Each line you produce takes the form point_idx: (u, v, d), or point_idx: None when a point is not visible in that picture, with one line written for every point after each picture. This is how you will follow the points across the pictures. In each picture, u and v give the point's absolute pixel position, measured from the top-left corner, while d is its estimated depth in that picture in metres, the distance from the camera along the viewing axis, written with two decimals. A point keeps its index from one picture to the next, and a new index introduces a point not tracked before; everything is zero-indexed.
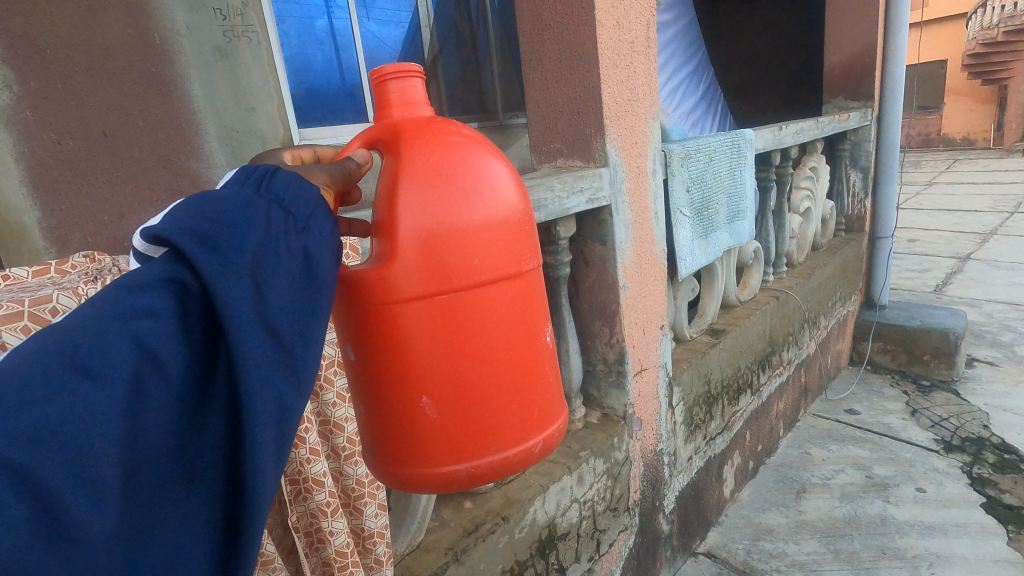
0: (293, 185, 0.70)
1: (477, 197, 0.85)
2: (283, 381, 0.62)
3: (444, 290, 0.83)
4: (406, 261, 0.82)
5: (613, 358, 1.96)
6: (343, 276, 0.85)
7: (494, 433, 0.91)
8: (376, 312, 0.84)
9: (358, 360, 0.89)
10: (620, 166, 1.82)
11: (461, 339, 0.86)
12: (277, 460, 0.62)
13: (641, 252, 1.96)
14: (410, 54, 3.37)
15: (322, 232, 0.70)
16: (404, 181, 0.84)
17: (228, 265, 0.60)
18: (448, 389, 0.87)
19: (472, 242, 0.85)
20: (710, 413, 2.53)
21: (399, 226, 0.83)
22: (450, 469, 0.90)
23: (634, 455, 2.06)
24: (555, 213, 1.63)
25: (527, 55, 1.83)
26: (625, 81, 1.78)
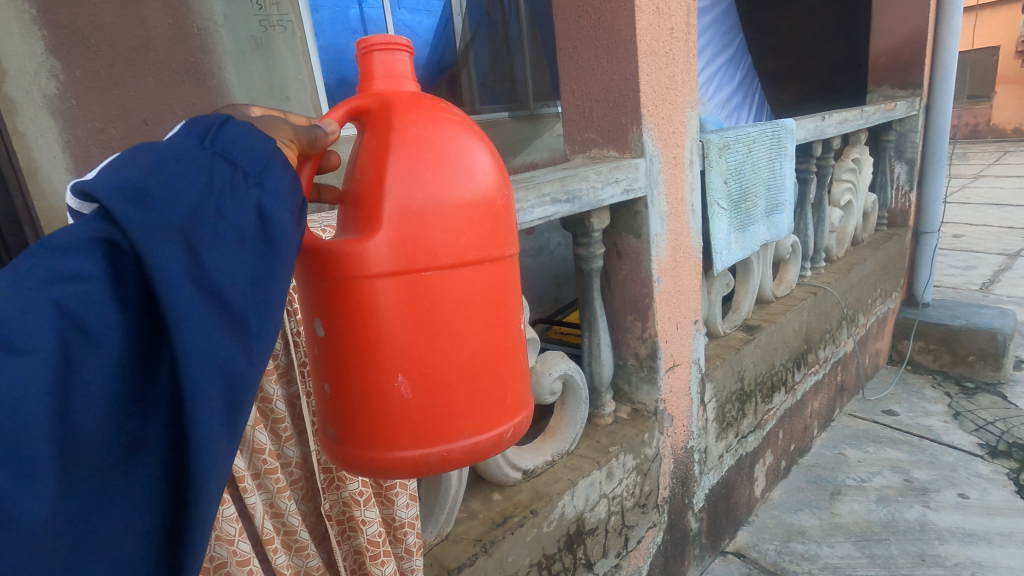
0: (244, 140, 0.64)
1: (468, 178, 0.83)
2: (229, 349, 0.56)
3: (429, 268, 0.80)
4: (390, 237, 0.78)
5: (645, 353, 1.93)
6: (317, 248, 0.81)
7: (468, 421, 0.87)
8: (353, 287, 0.80)
9: (328, 337, 0.84)
10: (657, 156, 1.77)
11: (443, 318, 0.82)
12: (228, 433, 0.57)
13: (676, 245, 1.92)
14: (442, 43, 3.36)
15: (279, 188, 0.63)
16: (394, 156, 0.80)
17: (161, 224, 0.54)
18: (426, 368, 0.83)
19: (461, 222, 0.82)
20: (743, 410, 2.48)
21: (386, 201, 0.79)
22: (420, 455, 0.85)
23: (664, 451, 2.03)
24: (589, 204, 1.59)
25: (562, 42, 1.80)
26: (664, 69, 1.73)
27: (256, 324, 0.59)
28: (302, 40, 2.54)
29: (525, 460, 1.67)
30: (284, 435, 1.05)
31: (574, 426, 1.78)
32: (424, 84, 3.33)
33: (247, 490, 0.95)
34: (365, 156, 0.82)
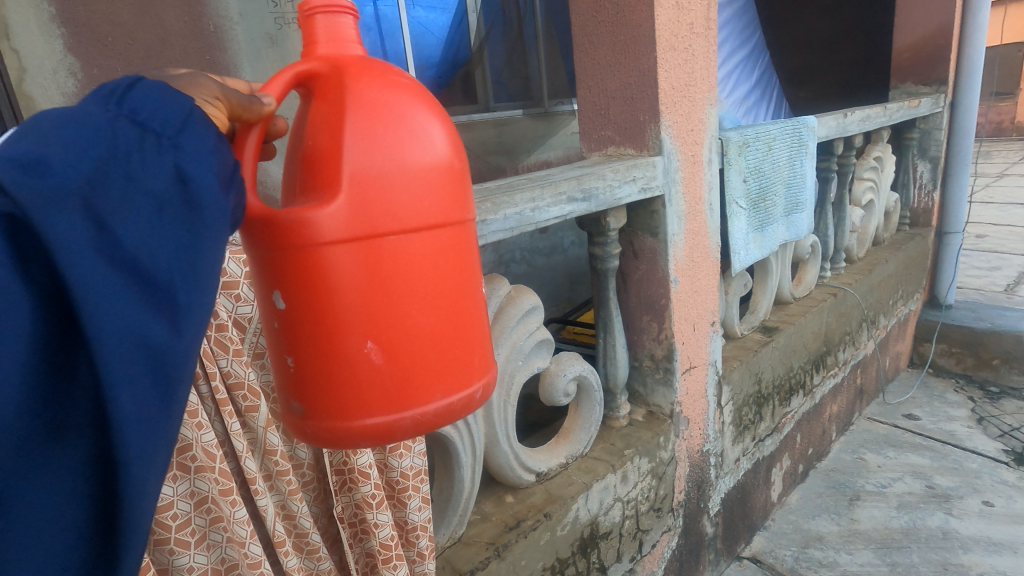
0: (155, 99, 0.57)
1: (430, 133, 0.74)
2: (150, 322, 0.50)
3: (394, 231, 0.71)
4: (349, 198, 0.69)
5: (661, 355, 1.90)
6: (266, 219, 0.70)
7: (441, 386, 0.78)
8: (306, 256, 0.70)
9: (282, 317, 0.74)
10: (675, 154, 1.74)
11: (405, 281, 0.73)
12: (160, 409, 0.52)
13: (694, 245, 1.88)
14: (456, 40, 3.35)
15: (199, 149, 0.57)
16: (351, 115, 0.71)
17: (59, 194, 0.48)
18: (390, 335, 0.74)
19: (428, 182, 0.73)
20: (761, 414, 2.43)
21: (344, 162, 0.70)
22: (391, 421, 0.75)
23: (680, 455, 2.00)
24: (606, 202, 1.56)
25: (579, 38, 1.76)
26: (683, 65, 1.69)
27: (185, 293, 0.53)
28: None
29: (539, 462, 1.65)
30: (296, 436, 1.04)
31: (588, 428, 1.76)
32: (438, 82, 3.32)
33: (259, 493, 0.94)
34: (316, 123, 0.73)
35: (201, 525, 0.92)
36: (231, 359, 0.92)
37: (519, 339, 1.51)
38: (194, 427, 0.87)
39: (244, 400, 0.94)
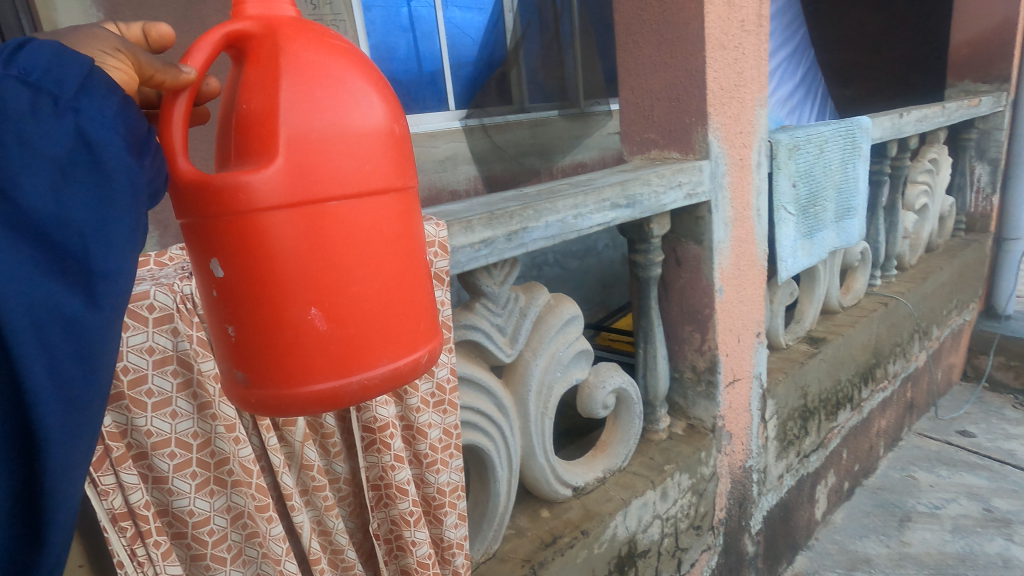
0: (50, 57, 0.49)
1: (370, 89, 0.66)
2: (60, 291, 0.46)
3: (337, 193, 0.62)
4: (288, 158, 0.60)
5: (703, 366, 1.83)
6: (200, 186, 0.61)
7: (394, 351, 0.69)
8: (240, 223, 0.61)
9: (217, 289, 0.65)
10: (723, 158, 1.66)
11: (348, 243, 0.64)
12: (81, 375, 0.49)
13: (740, 252, 1.80)
14: (492, 41, 3.33)
15: (103, 110, 0.50)
16: (289, 72, 0.62)
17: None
18: (333, 302, 0.64)
19: (373, 142, 0.65)
20: (806, 429, 2.33)
21: (280, 120, 0.61)
22: (339, 390, 0.66)
23: (721, 471, 1.91)
24: (651, 208, 1.50)
25: (622, 38, 1.70)
26: (733, 64, 1.62)
27: (100, 255, 0.48)
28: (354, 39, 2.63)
29: (576, 476, 1.60)
30: (333, 451, 1.01)
31: (626, 441, 1.70)
32: (472, 82, 3.31)
33: (295, 508, 0.92)
34: (248, 86, 0.63)
35: (237, 541, 0.90)
36: None
37: (558, 349, 1.46)
38: (231, 441, 0.85)
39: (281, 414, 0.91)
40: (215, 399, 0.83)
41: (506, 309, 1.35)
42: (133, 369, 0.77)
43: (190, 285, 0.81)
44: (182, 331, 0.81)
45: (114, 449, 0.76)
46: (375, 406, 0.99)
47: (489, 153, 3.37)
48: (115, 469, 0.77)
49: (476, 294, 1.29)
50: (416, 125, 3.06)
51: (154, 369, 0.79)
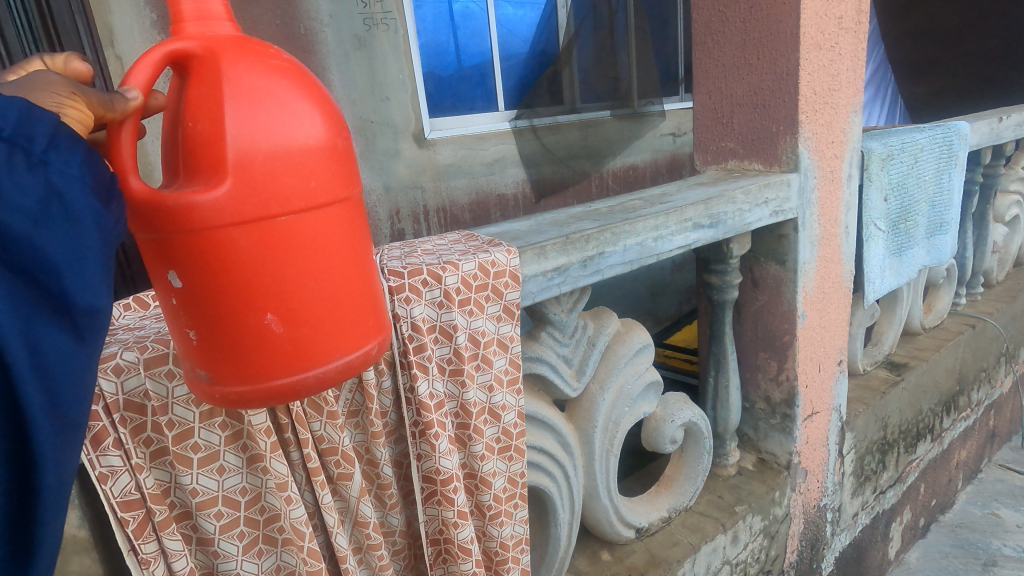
0: (20, 111, 0.44)
1: (313, 98, 0.58)
2: (49, 329, 0.46)
3: (285, 208, 0.55)
4: (236, 176, 0.53)
5: (779, 399, 1.67)
6: (151, 207, 0.53)
7: (350, 347, 0.62)
8: (190, 240, 0.54)
9: (176, 300, 0.58)
10: (812, 171, 1.49)
11: (301, 248, 0.57)
12: (72, 399, 0.49)
13: (826, 274, 1.62)
14: (544, 38, 3.20)
15: (70, 162, 0.47)
16: (232, 92, 0.54)
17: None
18: (285, 310, 0.58)
19: (319, 146, 0.57)
20: (884, 463, 2.13)
21: (224, 138, 0.53)
22: (297, 389, 0.60)
23: (795, 511, 1.75)
24: (735, 228, 1.35)
25: (700, 36, 1.54)
26: (828, 67, 1.44)
27: (85, 292, 0.47)
28: (405, 38, 2.61)
29: (640, 516, 1.46)
30: (390, 502, 0.91)
31: (694, 479, 1.55)
32: (522, 81, 3.20)
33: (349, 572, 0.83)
34: (190, 106, 0.54)
35: None
36: (324, 423, 0.79)
37: (627, 381, 1.33)
38: (283, 500, 0.75)
39: (336, 467, 0.81)
40: (267, 453, 0.73)
41: (573, 338, 1.23)
42: (179, 423, 0.69)
43: None
44: None
45: (156, 512, 0.69)
46: (437, 457, 0.89)
47: (540, 156, 3.23)
48: (157, 534, 0.69)
49: (541, 323, 1.17)
50: (464, 127, 2.95)
51: (201, 422, 0.70)
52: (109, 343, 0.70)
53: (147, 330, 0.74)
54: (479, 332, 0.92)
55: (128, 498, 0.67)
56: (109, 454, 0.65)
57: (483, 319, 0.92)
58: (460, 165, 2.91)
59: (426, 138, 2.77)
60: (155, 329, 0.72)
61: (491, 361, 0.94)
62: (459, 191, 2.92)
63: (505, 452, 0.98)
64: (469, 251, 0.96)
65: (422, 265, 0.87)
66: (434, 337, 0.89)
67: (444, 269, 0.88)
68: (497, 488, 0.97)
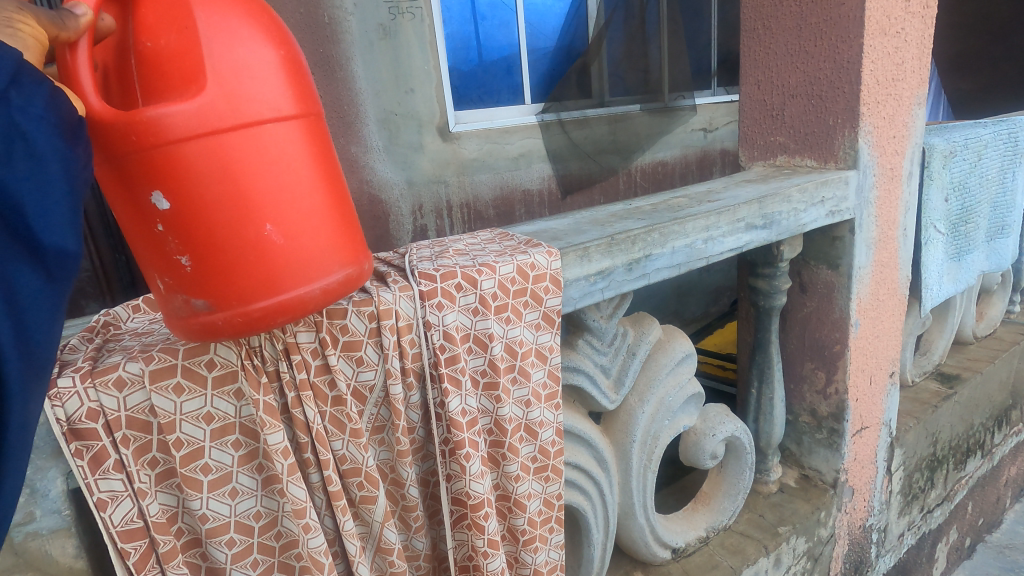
0: None
1: (269, 25, 0.62)
2: (17, 266, 0.45)
3: (266, 114, 0.57)
4: (216, 82, 0.55)
5: (825, 412, 1.56)
6: (127, 124, 0.53)
7: (341, 256, 0.64)
8: (173, 151, 0.54)
9: (160, 225, 0.57)
10: (872, 168, 1.37)
11: (281, 155, 0.59)
12: (43, 344, 0.47)
13: (881, 279, 1.50)
14: (572, 29, 3.10)
15: (33, 102, 0.45)
16: (199, 14, 0.57)
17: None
18: (273, 217, 0.59)
19: (280, 60, 0.60)
20: (932, 481, 2.00)
21: (193, 50, 0.55)
22: (299, 295, 0.60)
23: (840, 531, 1.64)
24: (790, 230, 1.24)
25: (750, 22, 1.43)
26: (892, 54, 1.33)
27: (48, 234, 0.46)
28: (431, 27, 2.52)
29: (676, 536, 1.37)
30: (414, 525, 0.83)
31: (734, 497, 1.44)
32: (549, 74, 3.10)
33: None
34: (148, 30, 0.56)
35: None
36: (347, 441, 0.72)
37: (668, 393, 1.24)
38: (300, 528, 0.67)
39: (359, 489, 0.74)
40: (284, 476, 0.66)
41: (612, 346, 1.14)
42: (187, 442, 0.62)
43: (262, 338, 0.65)
44: (246, 394, 0.64)
45: (160, 543, 0.63)
46: (467, 478, 0.81)
47: (567, 151, 3.12)
48: (160, 565, 0.64)
49: (579, 330, 1.08)
50: (490, 121, 2.86)
51: (212, 440, 0.64)
52: (112, 351, 0.64)
53: (155, 336, 0.67)
54: (516, 342, 0.83)
55: (130, 527, 0.61)
56: (111, 476, 0.59)
57: (521, 327, 0.84)
58: (485, 160, 2.82)
59: (450, 131, 2.68)
60: (165, 335, 0.66)
61: (529, 374, 0.85)
62: (484, 186, 2.84)
63: (537, 470, 0.90)
64: (506, 252, 0.87)
65: (456, 267, 0.79)
66: (468, 347, 0.81)
67: (480, 271, 0.80)
68: (531, 511, 0.88)
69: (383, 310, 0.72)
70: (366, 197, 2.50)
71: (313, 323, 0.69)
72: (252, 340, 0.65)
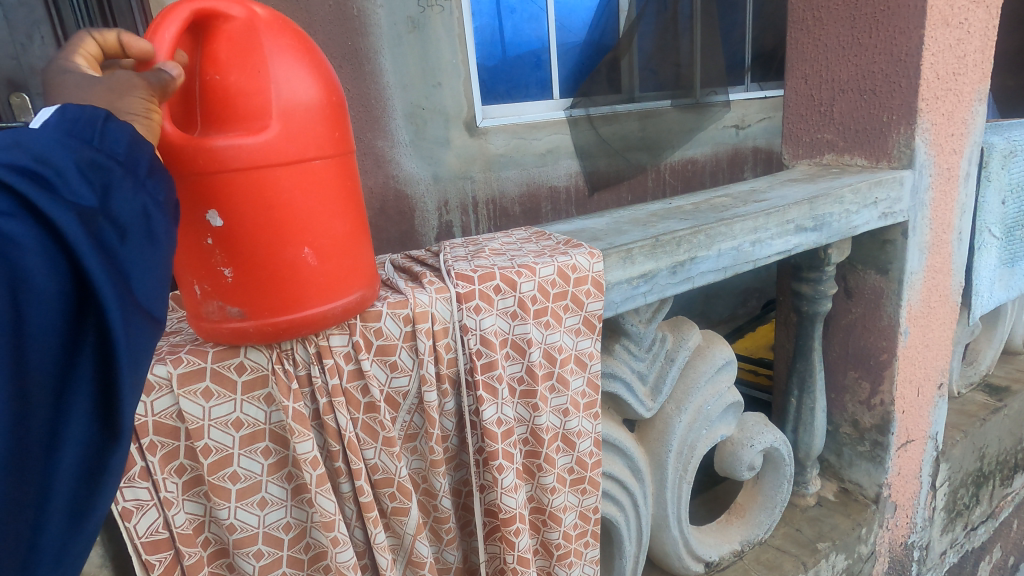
0: (129, 139, 0.47)
1: (325, 65, 0.63)
2: (136, 329, 0.45)
3: (318, 152, 0.59)
4: (282, 122, 0.56)
5: (868, 424, 1.49)
6: (196, 151, 0.54)
7: (366, 283, 0.65)
8: (235, 179, 0.55)
9: (209, 239, 0.57)
10: (929, 167, 1.29)
11: (326, 188, 0.60)
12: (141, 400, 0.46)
13: (933, 286, 1.42)
14: (603, 23, 3.03)
15: (158, 190, 0.48)
16: (271, 52, 0.57)
17: (20, 239, 0.39)
18: (314, 243, 0.60)
19: (333, 100, 0.61)
20: (978, 497, 1.91)
21: (261, 86, 0.56)
22: (326, 317, 0.61)
23: (881, 548, 1.57)
24: (841, 232, 1.17)
25: (799, 12, 1.36)
26: (954, 47, 1.25)
27: (160, 307, 0.47)
28: (459, 21, 2.48)
29: (710, 549, 1.31)
30: (446, 538, 0.79)
31: (770, 511, 1.38)
32: (578, 68, 3.04)
33: None
34: (217, 61, 0.56)
35: None
36: (379, 450, 0.68)
37: (706, 401, 1.18)
38: (329, 541, 0.64)
39: (391, 500, 0.70)
40: (312, 487, 0.63)
41: (650, 352, 1.09)
42: (216, 449, 0.59)
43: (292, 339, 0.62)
44: (277, 399, 0.61)
45: (186, 554, 0.61)
46: (502, 490, 0.77)
47: (595, 148, 3.05)
48: None
49: (616, 334, 1.04)
50: (518, 116, 2.81)
51: (242, 448, 0.61)
52: None
53: (183, 336, 0.64)
54: (555, 348, 0.79)
55: (155, 538, 0.59)
56: (137, 486, 0.57)
57: (560, 333, 0.79)
58: (512, 156, 2.77)
59: (478, 126, 2.64)
60: (195, 336, 0.63)
61: (568, 382, 0.81)
62: (510, 182, 2.79)
63: (573, 482, 0.85)
64: (545, 252, 0.83)
65: (495, 268, 0.75)
66: (506, 352, 0.77)
67: (523, 275, 0.76)
68: (567, 525, 0.84)
69: (418, 313, 0.68)
70: (392, 192, 2.48)
71: (346, 326, 0.65)
72: (283, 343, 0.62)
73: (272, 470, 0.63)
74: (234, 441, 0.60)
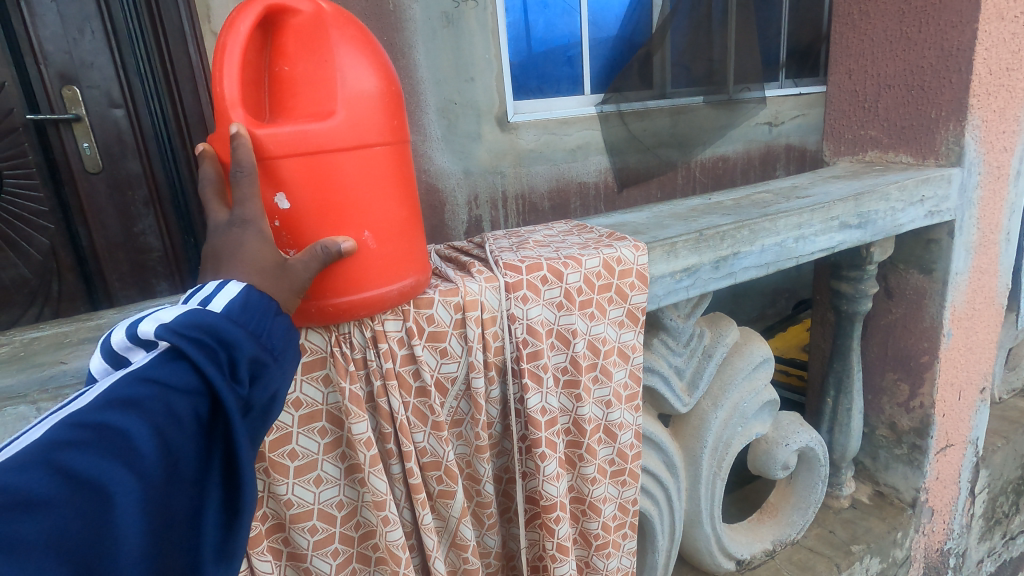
0: (285, 333, 0.54)
1: (384, 53, 0.64)
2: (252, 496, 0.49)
3: (378, 138, 0.60)
4: (347, 108, 0.58)
5: (906, 427, 1.46)
6: (267, 138, 0.56)
7: (420, 268, 0.67)
8: (301, 164, 0.57)
9: (275, 222, 0.59)
10: (978, 165, 1.26)
11: (383, 173, 0.62)
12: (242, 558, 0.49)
13: (978, 287, 1.39)
14: (636, 18, 3.01)
15: (288, 377, 0.54)
16: (336, 42, 0.59)
17: (183, 414, 0.45)
18: (371, 227, 0.61)
19: (392, 88, 0.63)
20: (1018, 505, 1.86)
21: (327, 74, 0.58)
22: (383, 299, 0.63)
23: (916, 554, 1.54)
24: (886, 230, 1.15)
25: (845, 6, 1.34)
26: (1008, 41, 1.21)
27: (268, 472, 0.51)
28: (493, 16, 2.49)
29: (742, 547, 1.31)
30: (487, 522, 0.80)
31: (804, 511, 1.37)
32: (610, 63, 3.01)
33: None
34: (286, 53, 0.59)
35: None
36: (428, 433, 0.70)
37: (742, 399, 1.17)
38: (379, 520, 0.66)
39: (438, 483, 0.72)
40: (365, 466, 0.65)
41: (687, 347, 1.09)
42: (277, 427, 0.62)
43: (349, 325, 0.64)
44: (334, 381, 0.64)
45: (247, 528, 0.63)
46: (544, 478, 0.78)
47: (625, 144, 3.02)
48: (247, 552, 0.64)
49: (655, 329, 1.04)
50: (549, 111, 2.81)
51: (301, 427, 0.64)
52: None
53: None
54: (599, 339, 0.80)
55: None
56: None
57: (604, 324, 0.80)
58: (542, 151, 2.77)
59: (509, 121, 2.64)
60: None
61: (611, 374, 0.82)
62: (540, 178, 2.79)
63: (613, 474, 0.86)
64: (589, 244, 0.84)
65: (542, 259, 0.76)
66: (551, 342, 0.78)
67: (569, 265, 0.77)
68: (606, 516, 0.85)
69: (468, 301, 0.70)
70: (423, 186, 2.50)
71: (400, 312, 0.67)
72: (341, 327, 0.64)
73: (326, 450, 0.65)
74: (293, 421, 0.63)
